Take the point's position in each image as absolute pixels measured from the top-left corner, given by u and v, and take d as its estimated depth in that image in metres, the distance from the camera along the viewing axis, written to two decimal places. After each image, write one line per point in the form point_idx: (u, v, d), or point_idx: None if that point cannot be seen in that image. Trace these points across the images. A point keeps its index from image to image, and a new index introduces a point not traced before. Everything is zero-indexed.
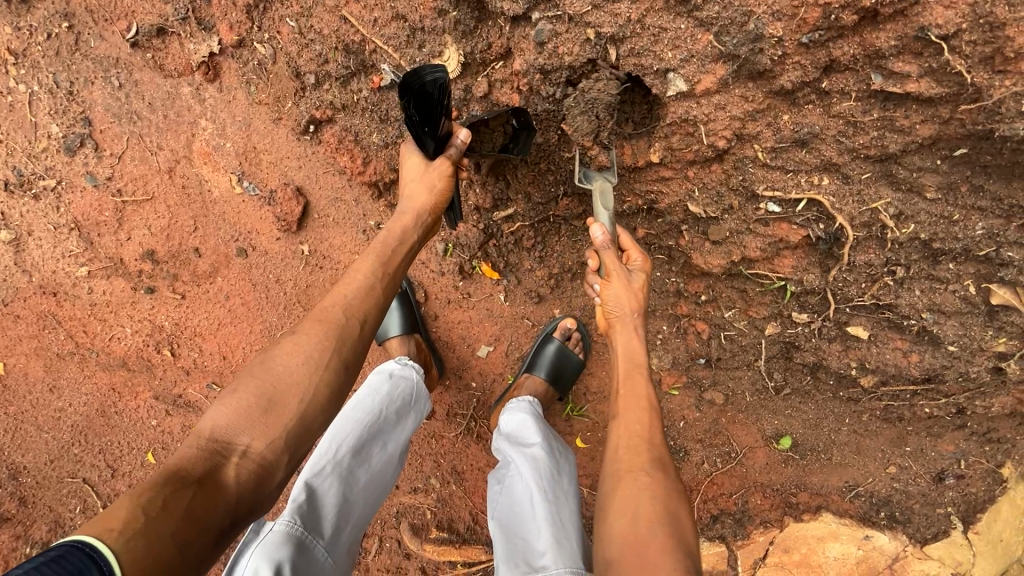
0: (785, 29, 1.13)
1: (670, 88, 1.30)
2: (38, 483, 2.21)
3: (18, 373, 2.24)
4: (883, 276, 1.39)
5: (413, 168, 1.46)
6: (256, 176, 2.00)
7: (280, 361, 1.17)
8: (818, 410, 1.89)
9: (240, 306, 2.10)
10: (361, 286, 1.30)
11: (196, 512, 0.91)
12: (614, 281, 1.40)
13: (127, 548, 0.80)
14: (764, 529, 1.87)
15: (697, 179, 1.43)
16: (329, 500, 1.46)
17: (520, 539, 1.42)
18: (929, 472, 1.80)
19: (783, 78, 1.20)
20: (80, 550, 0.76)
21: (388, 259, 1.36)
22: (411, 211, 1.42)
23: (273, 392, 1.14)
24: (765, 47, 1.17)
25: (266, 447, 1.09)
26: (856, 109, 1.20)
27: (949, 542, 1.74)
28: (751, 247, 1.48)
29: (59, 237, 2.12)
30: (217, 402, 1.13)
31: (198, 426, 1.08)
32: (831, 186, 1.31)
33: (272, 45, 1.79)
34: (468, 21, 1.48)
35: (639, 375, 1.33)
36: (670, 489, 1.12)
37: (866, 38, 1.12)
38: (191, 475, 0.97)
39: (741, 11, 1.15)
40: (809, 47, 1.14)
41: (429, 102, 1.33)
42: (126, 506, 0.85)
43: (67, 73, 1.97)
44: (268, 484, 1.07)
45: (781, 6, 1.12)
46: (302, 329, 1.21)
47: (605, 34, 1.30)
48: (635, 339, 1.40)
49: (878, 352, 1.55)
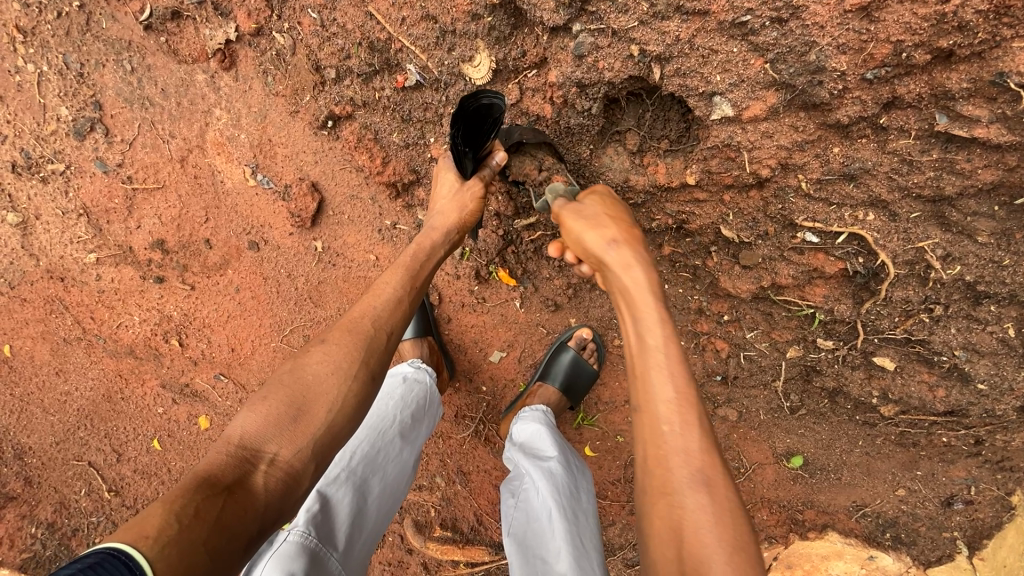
0: (850, 63, 1.11)
1: (716, 112, 1.27)
2: (46, 464, 2.23)
3: (26, 355, 2.22)
4: (919, 312, 1.38)
5: (447, 184, 1.49)
6: (270, 170, 1.94)
7: (311, 369, 1.13)
8: (831, 431, 1.79)
9: (250, 300, 2.06)
10: (390, 298, 1.27)
11: (227, 519, 0.88)
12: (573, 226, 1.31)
13: (161, 556, 0.77)
14: (770, 545, 1.86)
15: (733, 203, 1.40)
16: (342, 511, 1.43)
17: (538, 559, 1.41)
18: (938, 496, 1.74)
19: (840, 112, 1.18)
20: (115, 559, 0.74)
21: (415, 273, 1.34)
22: (439, 227, 1.42)
23: (304, 400, 1.09)
24: (826, 80, 1.15)
25: (294, 455, 1.05)
26: (914, 148, 1.18)
27: (952, 566, 1.70)
28: (783, 274, 1.45)
29: (67, 222, 2.07)
30: (245, 407, 1.08)
31: (227, 432, 1.04)
32: (876, 222, 1.28)
33: (292, 35, 1.72)
34: (503, 27, 1.41)
35: (650, 343, 1.11)
36: (727, 508, 0.94)
37: (935, 78, 1.10)
38: (221, 483, 0.93)
39: (804, 41, 1.12)
40: (872, 84, 1.12)
41: (477, 125, 1.41)
42: (159, 513, 0.83)
43: (78, 54, 1.90)
44: (295, 494, 1.03)
45: (848, 40, 1.09)
46: (331, 338, 1.18)
47: (650, 52, 1.26)
48: (637, 286, 1.17)
49: (902, 384, 1.53)
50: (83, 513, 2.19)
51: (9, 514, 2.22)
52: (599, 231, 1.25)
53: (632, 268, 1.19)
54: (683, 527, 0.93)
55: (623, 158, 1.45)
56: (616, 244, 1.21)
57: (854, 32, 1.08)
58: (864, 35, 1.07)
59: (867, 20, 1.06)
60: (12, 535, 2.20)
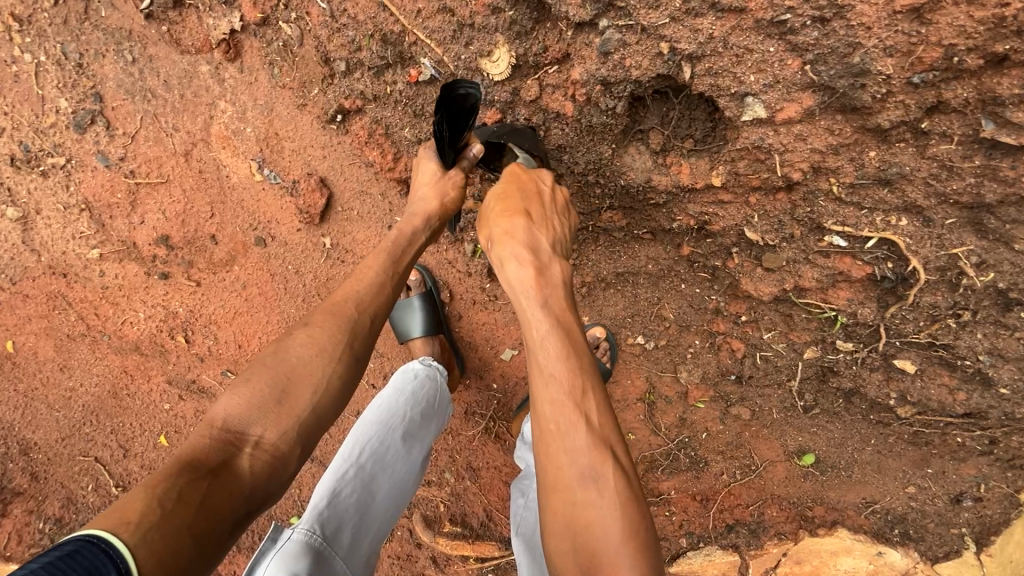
0: (896, 66, 1.12)
1: (747, 112, 1.28)
2: (52, 458, 2.19)
3: (28, 352, 2.17)
4: (945, 317, 1.38)
5: (428, 172, 1.43)
6: (277, 164, 1.89)
7: (294, 351, 1.08)
8: (844, 430, 1.73)
9: (258, 296, 2.01)
10: (373, 281, 1.23)
11: (211, 503, 0.85)
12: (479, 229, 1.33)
13: (142, 543, 0.74)
14: (779, 541, 1.80)
15: (758, 205, 1.41)
16: (349, 507, 1.37)
17: (545, 559, 1.37)
18: (947, 494, 1.69)
19: (881, 116, 1.18)
20: (95, 546, 0.70)
21: (399, 256, 1.30)
22: (422, 215, 1.37)
23: (288, 381, 1.05)
24: (867, 83, 1.15)
25: (280, 438, 1.01)
26: (954, 153, 1.19)
27: (960, 562, 1.68)
28: (807, 277, 1.46)
29: (69, 217, 2.02)
30: (228, 390, 1.04)
31: (209, 415, 1.00)
32: (908, 227, 1.30)
33: (300, 26, 1.68)
34: (525, 21, 1.39)
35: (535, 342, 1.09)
36: (617, 496, 0.96)
37: (984, 82, 1.10)
38: (205, 466, 0.90)
39: (847, 42, 1.12)
40: (917, 88, 1.13)
41: (458, 113, 1.36)
42: (141, 497, 0.79)
43: (77, 44, 1.85)
44: (281, 477, 0.99)
45: (894, 42, 1.09)
46: (315, 320, 1.13)
47: (681, 50, 1.25)
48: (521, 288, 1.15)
49: (922, 386, 1.53)
50: (91, 508, 2.16)
51: (15, 510, 2.18)
52: (487, 234, 1.28)
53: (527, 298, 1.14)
54: (580, 521, 0.95)
55: (645, 157, 1.47)
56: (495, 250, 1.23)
57: (902, 34, 1.08)
58: (914, 37, 1.08)
59: (918, 22, 1.07)
60: (20, 530, 2.17)
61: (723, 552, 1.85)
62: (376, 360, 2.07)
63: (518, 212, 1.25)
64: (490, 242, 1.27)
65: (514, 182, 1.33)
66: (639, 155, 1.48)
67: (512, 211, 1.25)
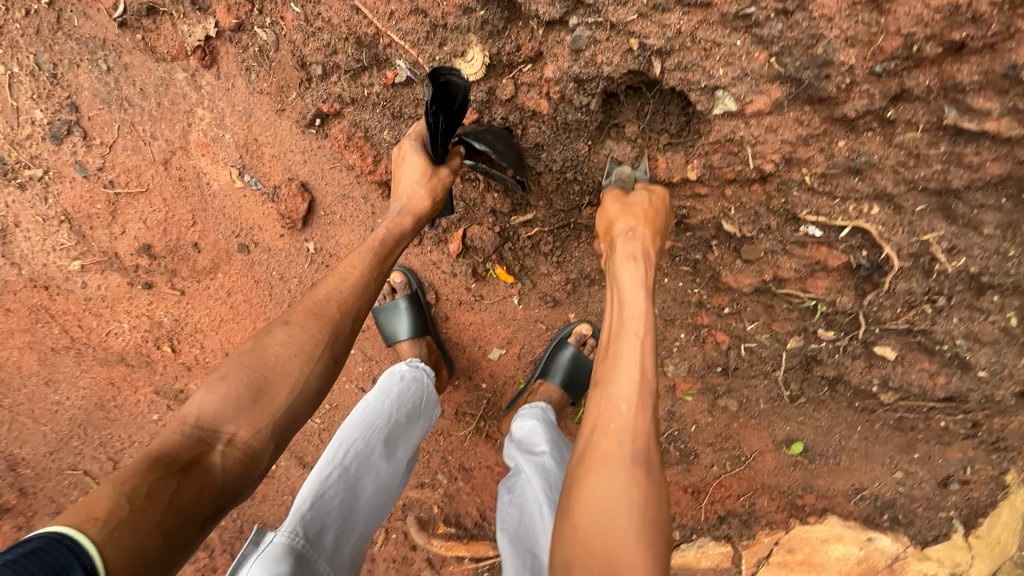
0: (858, 56, 1.13)
1: (717, 106, 1.29)
2: (37, 475, 2.14)
3: (11, 367, 2.14)
4: (922, 303, 1.40)
5: (413, 169, 1.41)
6: (258, 170, 1.89)
7: (273, 350, 1.08)
8: (830, 418, 1.75)
9: (243, 303, 2.00)
10: (356, 283, 1.21)
11: (180, 500, 0.85)
12: (612, 205, 1.38)
13: (110, 539, 0.74)
14: (770, 531, 1.82)
15: (735, 198, 1.42)
16: (332, 510, 1.37)
17: (529, 553, 1.38)
18: (934, 477, 1.71)
19: (847, 106, 1.20)
20: (60, 544, 0.70)
21: (384, 258, 1.29)
22: (407, 213, 1.37)
23: (264, 380, 1.05)
24: (832, 73, 1.16)
25: (253, 436, 1.00)
26: (921, 141, 1.20)
27: (948, 545, 1.70)
28: (786, 268, 1.48)
29: (48, 229, 2.00)
30: (204, 386, 1.04)
31: (183, 411, 1.00)
32: (880, 216, 1.31)
33: (275, 30, 1.69)
34: (496, 21, 1.40)
35: (638, 325, 1.18)
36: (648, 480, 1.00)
37: (945, 69, 1.12)
38: (176, 463, 0.90)
39: (810, 34, 1.13)
40: (881, 77, 1.14)
41: (448, 101, 1.34)
42: (108, 495, 0.79)
43: (50, 55, 1.83)
44: (253, 474, 0.99)
45: (856, 34, 1.11)
46: (295, 319, 1.12)
47: (650, 46, 1.26)
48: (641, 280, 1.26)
49: (903, 372, 1.54)
50: None
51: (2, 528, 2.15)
52: (623, 219, 1.33)
53: (630, 299, 1.23)
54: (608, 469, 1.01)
55: (624, 149, 1.47)
56: (632, 235, 1.30)
57: (863, 25, 1.10)
58: (874, 28, 1.09)
59: (877, 12, 1.08)
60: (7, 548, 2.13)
61: (715, 544, 1.85)
62: (364, 363, 2.08)
63: (660, 232, 1.34)
64: (626, 230, 1.31)
65: (662, 202, 1.40)
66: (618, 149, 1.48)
67: (659, 222, 1.34)
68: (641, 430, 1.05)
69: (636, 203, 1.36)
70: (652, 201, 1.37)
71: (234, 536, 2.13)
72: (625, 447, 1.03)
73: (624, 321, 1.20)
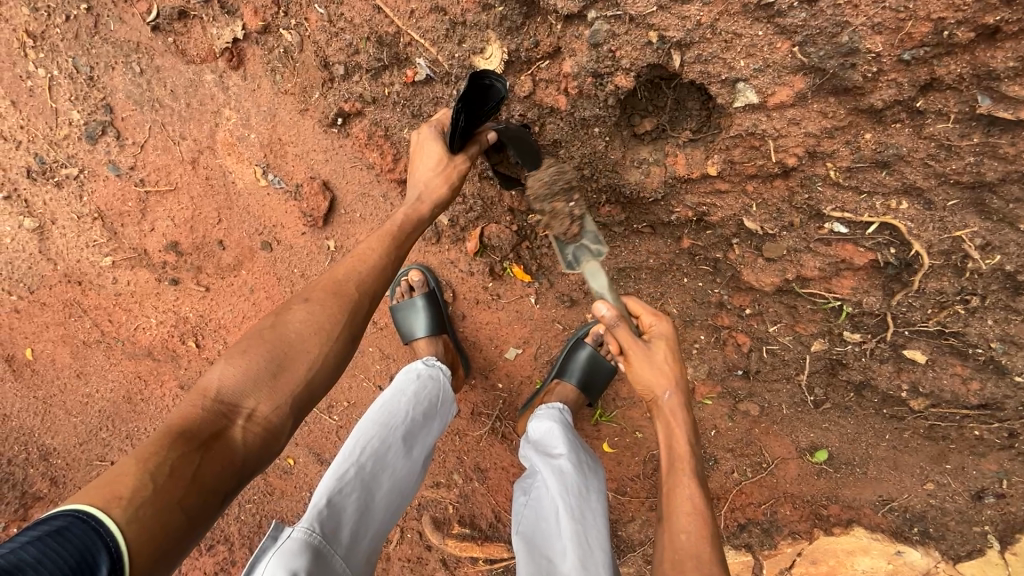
0: (885, 44, 1.10)
1: (739, 99, 1.27)
2: (68, 464, 2.21)
3: (46, 359, 2.21)
4: (955, 304, 1.35)
5: (430, 156, 1.41)
6: (281, 169, 1.93)
7: (293, 327, 1.10)
8: (857, 425, 1.70)
9: (265, 300, 2.03)
10: (375, 263, 1.23)
11: (203, 477, 0.86)
12: (636, 359, 1.32)
13: (134, 518, 0.76)
14: (793, 541, 1.74)
15: (756, 194, 1.40)
16: (349, 505, 1.37)
17: (545, 558, 1.37)
18: (968, 489, 1.64)
19: (874, 96, 1.17)
20: (84, 523, 0.72)
21: (402, 241, 1.31)
22: (425, 200, 1.38)
23: (284, 355, 1.06)
24: (858, 62, 1.13)
25: (272, 412, 1.02)
26: (952, 132, 1.17)
27: (983, 561, 1.60)
28: (809, 266, 1.44)
29: (83, 226, 2.07)
30: (223, 359, 1.05)
31: (203, 383, 1.01)
32: (910, 211, 1.27)
33: (299, 31, 1.73)
34: (515, 17, 1.40)
35: (682, 467, 1.20)
36: None
37: (978, 56, 1.08)
38: (197, 438, 0.91)
39: (834, 22, 1.11)
40: (909, 64, 1.11)
41: (475, 104, 1.38)
42: (132, 471, 0.81)
43: (87, 58, 1.91)
44: (272, 451, 1.00)
45: (884, 19, 1.08)
46: (315, 297, 1.14)
47: (670, 38, 1.25)
48: (676, 423, 1.27)
49: (935, 377, 1.49)
50: None
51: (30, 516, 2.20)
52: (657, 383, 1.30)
53: (675, 438, 1.25)
54: None
55: (567, 223, 1.50)
56: (670, 394, 1.28)
57: (891, 11, 1.07)
58: (902, 13, 1.06)
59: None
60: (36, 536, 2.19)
61: (735, 552, 1.79)
62: (382, 361, 2.10)
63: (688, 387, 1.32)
64: (665, 394, 1.29)
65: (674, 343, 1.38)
66: (557, 224, 1.50)
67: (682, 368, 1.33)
68: (705, 556, 1.07)
69: (661, 360, 1.31)
70: (670, 352, 1.33)
71: (253, 530, 2.16)
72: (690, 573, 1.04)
73: (673, 462, 1.23)
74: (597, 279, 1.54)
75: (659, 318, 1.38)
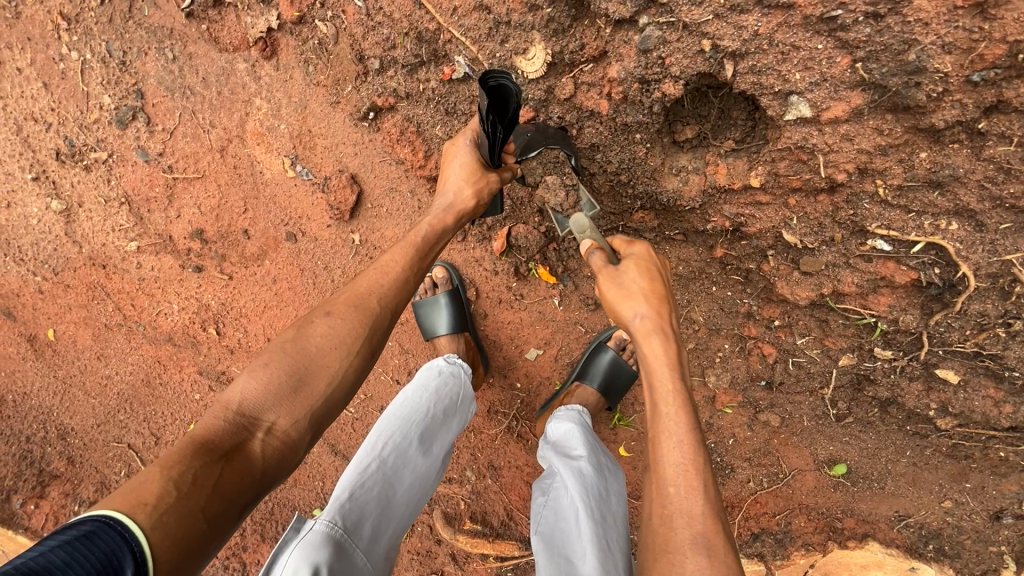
0: (955, 63, 1.09)
1: (790, 112, 1.25)
2: (86, 444, 2.24)
3: (68, 340, 2.23)
4: (996, 326, 1.33)
5: (462, 166, 1.42)
6: (310, 161, 1.92)
7: (314, 342, 1.09)
8: (878, 440, 1.68)
9: (287, 291, 2.03)
10: (397, 276, 1.22)
11: (224, 488, 0.86)
12: (606, 280, 1.33)
13: (158, 524, 0.76)
14: (806, 552, 1.74)
15: (798, 208, 1.39)
16: (370, 501, 1.37)
17: (564, 559, 1.32)
18: (986, 509, 1.62)
19: (936, 116, 1.15)
20: (111, 528, 0.73)
21: (425, 252, 1.30)
22: (453, 208, 1.37)
23: (305, 370, 1.06)
24: (923, 81, 1.12)
25: (292, 425, 1.01)
26: (1014, 155, 1.15)
27: None
28: (847, 282, 1.42)
29: (109, 210, 2.08)
30: (246, 372, 1.05)
31: (226, 396, 1.02)
32: (959, 232, 1.25)
33: (336, 24, 1.72)
34: (562, 19, 1.39)
35: (664, 404, 1.14)
36: None
37: None
38: (218, 450, 0.91)
39: (901, 39, 1.09)
40: (977, 86, 1.10)
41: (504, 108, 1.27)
42: (157, 480, 0.81)
43: (120, 42, 1.91)
44: (291, 462, 1.00)
45: (954, 39, 1.06)
46: (336, 311, 1.14)
47: (723, 48, 1.24)
48: (653, 350, 1.21)
49: (965, 398, 1.47)
50: None
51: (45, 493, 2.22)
52: (628, 305, 1.27)
53: (655, 371, 1.19)
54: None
55: (559, 193, 1.60)
56: (640, 317, 1.25)
57: (963, 31, 1.05)
58: (976, 34, 1.05)
59: (980, 18, 1.04)
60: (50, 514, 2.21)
61: (747, 561, 1.79)
62: (402, 356, 2.10)
63: (666, 300, 1.28)
64: (636, 316, 1.25)
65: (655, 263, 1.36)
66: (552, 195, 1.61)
67: (660, 286, 1.29)
68: (697, 511, 1.02)
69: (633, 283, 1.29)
70: (642, 269, 1.32)
71: (265, 517, 2.18)
72: (683, 533, 1.00)
73: (654, 399, 1.17)
74: (580, 221, 1.49)
75: (634, 244, 1.38)
